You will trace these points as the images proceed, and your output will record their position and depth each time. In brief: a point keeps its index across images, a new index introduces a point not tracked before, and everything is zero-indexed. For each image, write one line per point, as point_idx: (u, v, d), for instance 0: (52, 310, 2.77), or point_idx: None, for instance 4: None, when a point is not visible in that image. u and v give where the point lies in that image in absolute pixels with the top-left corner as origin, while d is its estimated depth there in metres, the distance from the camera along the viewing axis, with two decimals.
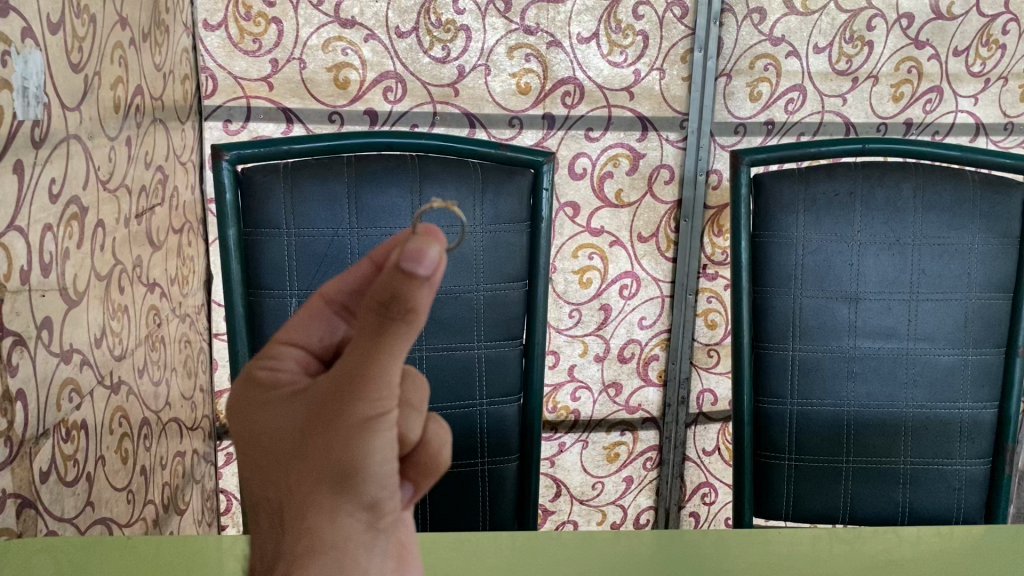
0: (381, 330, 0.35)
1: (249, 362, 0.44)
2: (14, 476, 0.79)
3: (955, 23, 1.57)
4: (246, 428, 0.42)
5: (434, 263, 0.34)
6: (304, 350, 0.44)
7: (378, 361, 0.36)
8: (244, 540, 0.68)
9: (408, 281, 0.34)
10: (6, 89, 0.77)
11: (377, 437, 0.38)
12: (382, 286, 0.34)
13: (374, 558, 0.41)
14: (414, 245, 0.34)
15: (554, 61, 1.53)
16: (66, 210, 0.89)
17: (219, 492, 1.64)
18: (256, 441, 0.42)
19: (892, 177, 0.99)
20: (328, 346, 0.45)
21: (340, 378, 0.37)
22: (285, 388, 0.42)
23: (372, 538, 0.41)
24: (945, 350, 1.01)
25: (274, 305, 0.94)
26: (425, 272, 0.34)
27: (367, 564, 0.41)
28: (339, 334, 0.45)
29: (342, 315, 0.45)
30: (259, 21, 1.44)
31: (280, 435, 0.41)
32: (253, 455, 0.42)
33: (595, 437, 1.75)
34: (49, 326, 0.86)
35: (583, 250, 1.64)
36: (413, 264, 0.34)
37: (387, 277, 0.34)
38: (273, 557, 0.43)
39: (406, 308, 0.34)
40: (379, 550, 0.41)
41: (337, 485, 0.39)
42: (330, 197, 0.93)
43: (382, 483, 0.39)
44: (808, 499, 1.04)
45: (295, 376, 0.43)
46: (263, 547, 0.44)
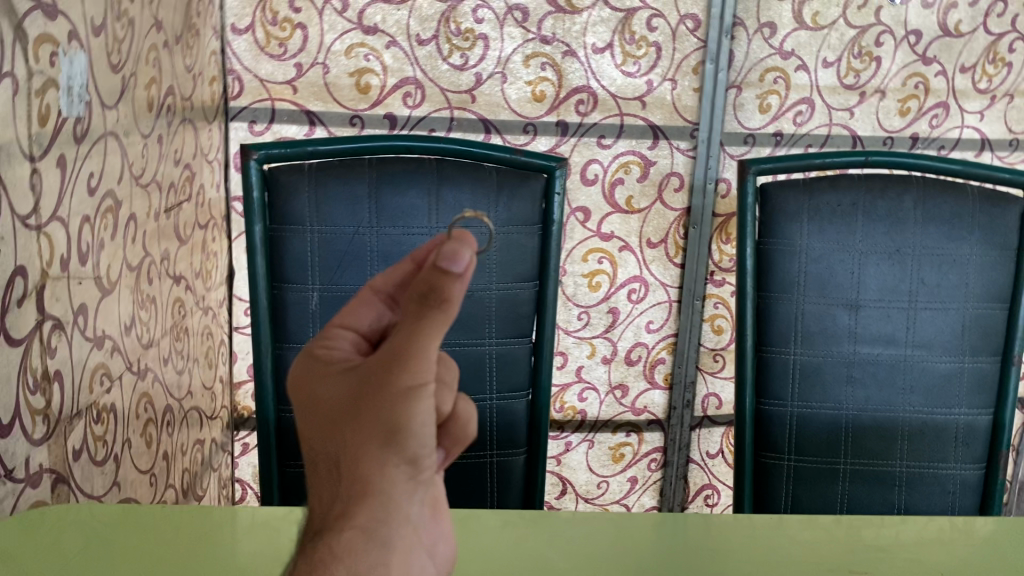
0: (422, 316, 0.43)
1: (310, 342, 0.51)
2: (50, 452, 0.84)
3: (963, 41, 1.61)
4: (306, 397, 0.49)
5: (466, 263, 0.41)
6: (355, 333, 0.52)
7: (419, 342, 0.44)
8: (257, 516, 0.71)
9: (443, 276, 0.41)
10: (53, 88, 0.81)
11: (419, 404, 0.45)
12: (421, 281, 0.42)
13: (414, 506, 0.48)
14: (451, 248, 0.41)
15: (569, 71, 1.57)
16: (102, 203, 0.94)
17: (234, 481, 1.68)
18: (312, 407, 0.49)
19: (894, 189, 1.03)
20: (375, 329, 0.52)
21: (389, 355, 0.45)
22: (339, 363, 0.49)
23: (413, 488, 0.48)
24: (943, 357, 1.05)
25: (296, 298, 0.99)
26: (458, 270, 0.41)
27: (408, 509, 0.48)
28: (385, 320, 0.52)
29: (388, 305, 0.52)
30: (285, 26, 1.49)
31: (333, 402, 0.48)
32: (309, 420, 0.49)
33: (601, 437, 1.79)
34: (85, 312, 0.91)
35: (593, 253, 1.68)
36: (449, 262, 0.41)
37: (426, 274, 0.41)
38: (327, 503, 0.48)
39: (441, 299, 0.42)
40: (417, 499, 0.48)
41: (385, 441, 0.46)
42: (352, 197, 0.97)
43: (423, 442, 0.46)
44: (807, 499, 1.07)
45: (348, 355, 0.51)
46: (319, 494, 0.49)
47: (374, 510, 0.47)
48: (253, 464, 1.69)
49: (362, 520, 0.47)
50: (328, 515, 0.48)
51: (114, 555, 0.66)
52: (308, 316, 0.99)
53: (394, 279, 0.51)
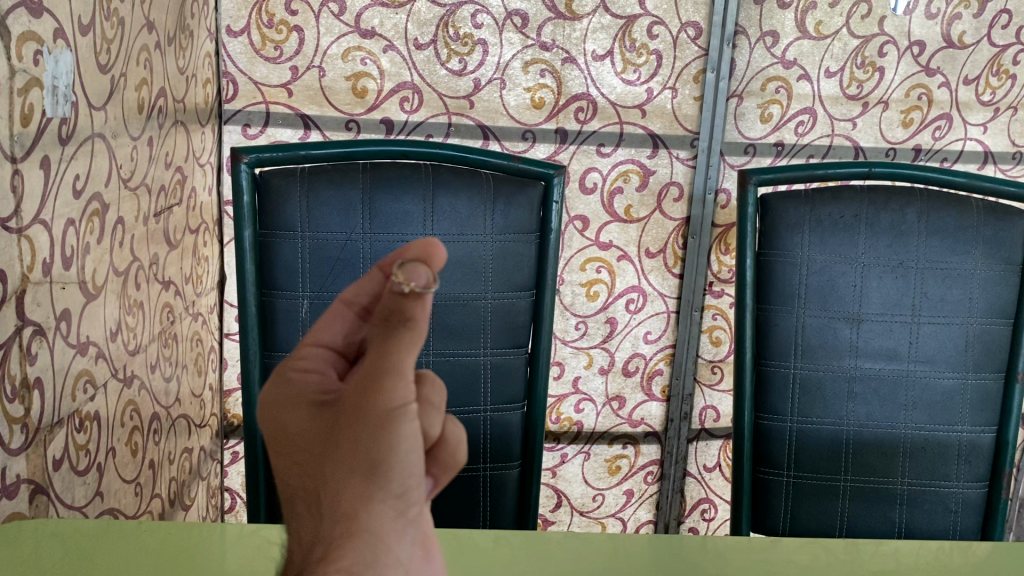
0: (390, 337, 0.39)
1: (282, 364, 0.47)
2: (28, 462, 0.81)
3: (966, 52, 1.59)
4: (279, 427, 0.45)
5: (426, 281, 0.38)
6: (330, 350, 0.47)
7: (394, 361, 0.40)
8: (249, 531, 0.69)
9: (404, 296, 0.38)
10: (38, 87, 0.79)
11: (402, 426, 0.42)
12: (383, 303, 0.39)
13: (404, 548, 0.44)
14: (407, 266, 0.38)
15: (568, 78, 1.55)
16: (88, 206, 0.92)
17: (223, 490, 1.66)
18: (288, 438, 0.45)
19: (898, 201, 1.01)
20: (349, 343, 0.48)
21: (363, 380, 0.41)
22: (314, 391, 0.45)
23: (404, 527, 0.44)
24: (945, 374, 1.03)
25: (285, 306, 0.96)
26: (419, 289, 0.38)
27: (398, 551, 0.44)
28: (360, 334, 0.47)
29: (360, 317, 0.46)
30: (281, 29, 1.47)
31: (311, 430, 0.44)
32: (286, 453, 0.45)
33: (597, 449, 1.76)
34: (68, 318, 0.88)
35: (591, 263, 1.66)
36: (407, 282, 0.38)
37: (388, 294, 0.38)
38: (308, 545, 0.45)
39: (405, 319, 0.38)
40: (408, 539, 0.44)
41: (371, 470, 0.42)
42: (344, 203, 0.95)
43: (409, 470, 0.43)
44: (806, 517, 1.05)
45: (323, 377, 0.46)
46: (300, 533, 0.45)
47: (361, 551, 0.43)
48: (243, 473, 1.66)
49: (348, 562, 0.43)
50: (310, 558, 0.44)
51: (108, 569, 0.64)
52: (298, 325, 0.97)
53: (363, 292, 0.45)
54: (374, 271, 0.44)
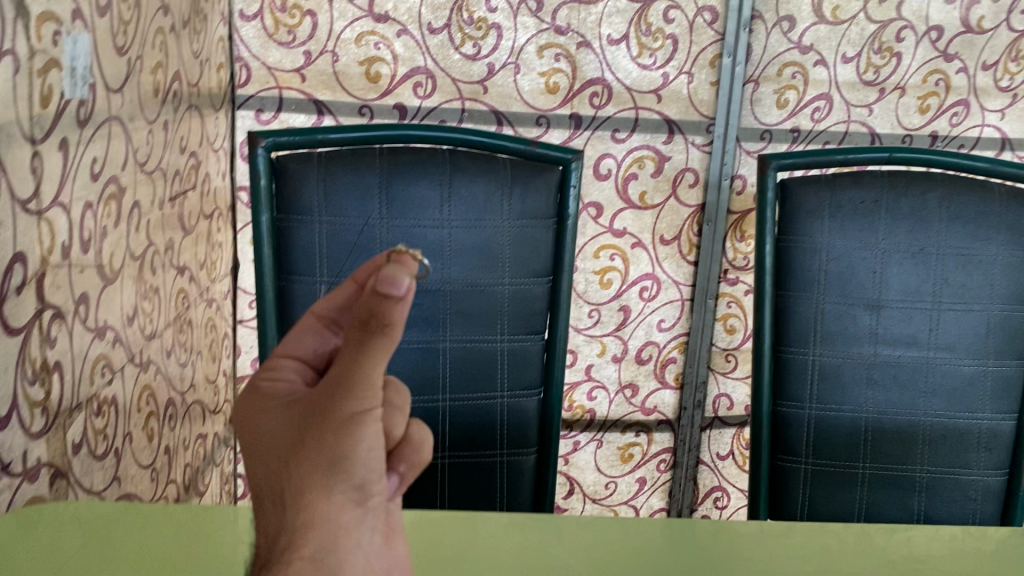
0: (364, 342, 0.44)
1: (255, 373, 0.53)
2: (49, 446, 0.81)
3: (985, 38, 1.58)
4: (251, 428, 0.50)
5: (406, 287, 0.42)
6: (300, 361, 0.54)
7: (362, 369, 0.45)
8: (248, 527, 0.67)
9: (384, 300, 0.42)
10: (56, 68, 0.79)
11: (364, 427, 0.46)
12: (364, 306, 0.43)
13: (364, 533, 0.48)
14: (389, 273, 0.42)
15: (584, 62, 1.54)
16: (106, 189, 0.91)
17: (236, 477, 1.66)
18: (257, 440, 0.50)
19: (918, 186, 1.00)
20: (319, 356, 0.55)
21: (333, 382, 0.46)
22: (283, 395, 0.51)
23: (362, 515, 0.48)
24: (965, 360, 1.02)
25: (304, 292, 0.96)
26: (399, 294, 0.42)
27: (358, 535, 0.48)
28: (329, 344, 0.55)
29: (332, 329, 0.55)
30: (294, 13, 1.46)
31: (277, 431, 0.49)
32: (254, 451, 0.50)
33: (609, 436, 1.76)
34: (86, 302, 0.88)
35: (605, 250, 1.65)
36: (389, 287, 0.42)
37: (367, 298, 0.43)
38: (272, 536, 0.48)
39: (383, 323, 0.43)
40: (368, 526, 0.48)
41: (332, 468, 0.46)
42: (362, 187, 0.94)
43: (369, 466, 0.47)
44: (824, 504, 1.05)
45: (292, 385, 0.53)
46: (265, 527, 0.49)
47: (324, 537, 0.46)
48: None
49: (310, 550, 0.46)
50: (274, 548, 0.47)
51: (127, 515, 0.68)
52: None
53: (335, 303, 0.55)
54: (348, 282, 0.54)
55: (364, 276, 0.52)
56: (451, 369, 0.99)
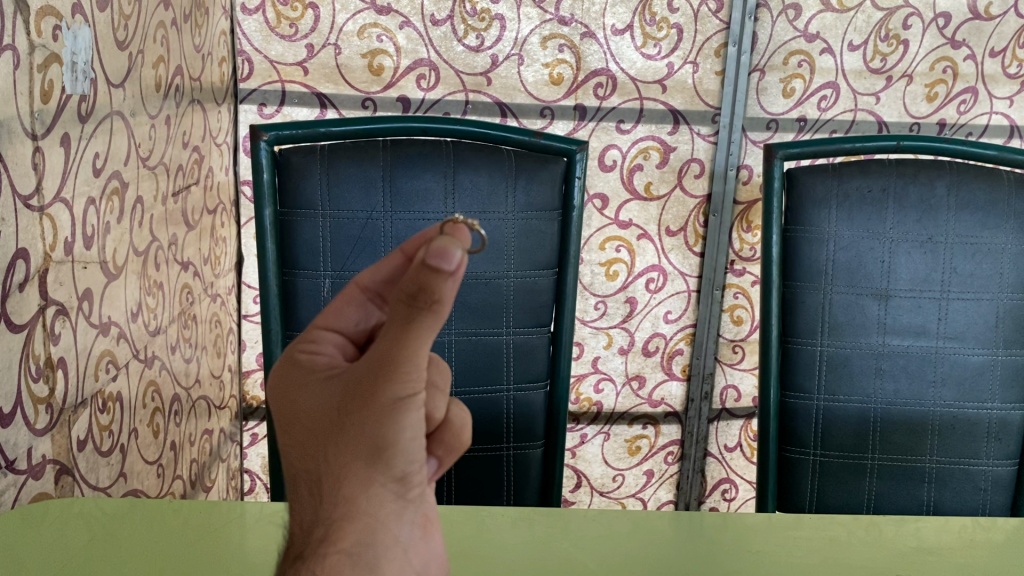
0: (410, 320, 0.39)
1: (290, 345, 0.48)
2: (54, 443, 0.81)
3: (993, 24, 1.56)
4: (287, 406, 0.45)
5: (457, 261, 0.37)
6: (341, 335, 0.49)
7: (408, 348, 0.40)
8: (272, 520, 0.67)
9: (434, 276, 0.37)
10: (57, 63, 0.78)
11: (407, 415, 0.42)
12: (410, 281, 0.38)
13: (403, 527, 0.45)
14: (440, 244, 0.37)
15: (588, 52, 1.53)
16: (108, 185, 0.91)
17: (243, 472, 1.66)
18: (294, 417, 0.45)
19: (927, 173, 0.99)
20: (362, 330, 0.49)
21: (375, 364, 0.41)
22: (322, 370, 0.46)
23: (401, 509, 0.45)
24: (975, 350, 1.00)
25: (308, 286, 0.95)
26: (450, 269, 0.37)
27: (397, 531, 0.45)
28: (372, 319, 0.49)
29: (376, 303, 0.49)
30: (296, 6, 1.46)
31: (313, 407, 0.44)
32: (291, 429, 0.45)
33: (617, 429, 1.76)
34: (90, 298, 0.87)
35: (611, 242, 1.64)
36: (439, 260, 0.37)
37: (414, 273, 0.37)
38: (308, 527, 0.45)
39: (432, 299, 0.38)
40: (407, 520, 0.45)
41: (372, 456, 0.43)
42: (365, 180, 0.94)
43: (409, 456, 0.43)
44: (832, 495, 1.04)
45: (331, 360, 0.47)
46: (301, 516, 0.46)
47: (360, 531, 0.44)
48: (263, 454, 1.66)
49: (347, 543, 0.44)
50: (310, 539, 0.45)
51: (137, 508, 0.68)
52: (320, 303, 0.96)
53: (380, 275, 0.48)
54: (397, 253, 0.47)
55: (415, 246, 0.46)
56: (455, 362, 0.98)
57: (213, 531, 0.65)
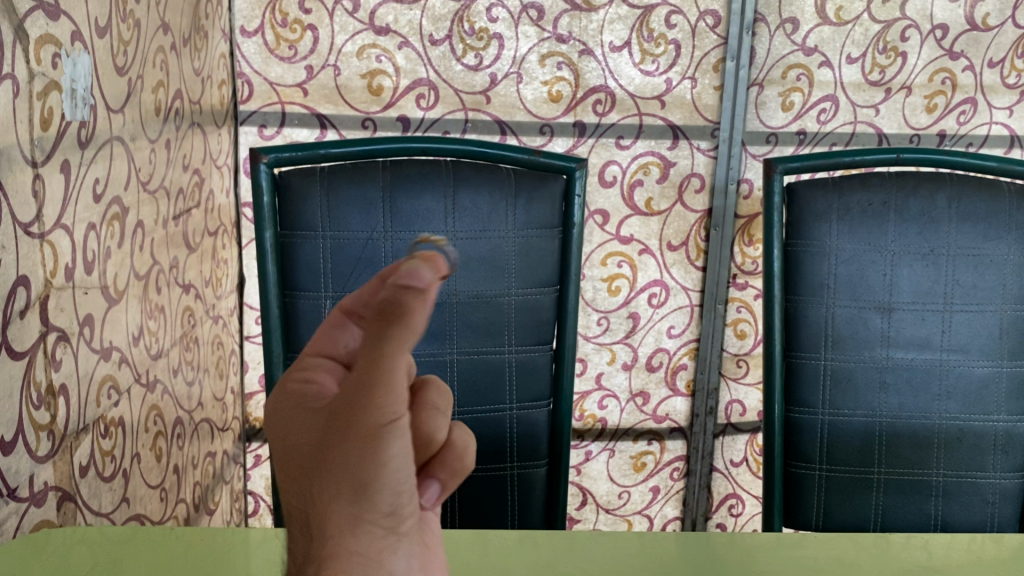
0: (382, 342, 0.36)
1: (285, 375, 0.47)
2: (55, 470, 0.81)
3: (991, 34, 1.56)
4: (279, 439, 0.45)
5: (430, 281, 0.33)
6: (334, 360, 0.48)
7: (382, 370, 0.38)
8: (272, 542, 0.67)
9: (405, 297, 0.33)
10: (56, 90, 0.79)
11: (390, 444, 0.41)
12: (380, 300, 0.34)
13: (399, 562, 0.43)
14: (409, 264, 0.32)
15: (586, 70, 1.54)
16: (108, 210, 0.91)
17: (247, 494, 1.65)
18: (286, 450, 0.45)
19: (927, 186, 0.98)
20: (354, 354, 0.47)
21: (354, 391, 0.40)
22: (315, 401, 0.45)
23: (394, 544, 0.43)
24: (979, 362, 1.00)
25: (308, 307, 0.95)
26: (422, 288, 0.33)
27: (392, 565, 0.43)
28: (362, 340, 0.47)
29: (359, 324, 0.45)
30: (295, 28, 1.46)
31: (298, 437, 0.44)
32: (284, 463, 0.45)
33: (622, 445, 1.75)
34: (91, 323, 0.87)
35: (612, 257, 1.64)
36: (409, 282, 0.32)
37: (385, 294, 0.33)
38: (300, 565, 0.44)
39: (405, 321, 0.34)
40: (402, 554, 0.44)
41: (354, 491, 0.42)
42: (365, 201, 0.94)
43: (395, 487, 0.42)
44: (839, 511, 1.03)
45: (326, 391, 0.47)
46: (294, 553, 0.45)
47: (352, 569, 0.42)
48: (266, 476, 1.66)
49: None
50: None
51: (136, 533, 0.68)
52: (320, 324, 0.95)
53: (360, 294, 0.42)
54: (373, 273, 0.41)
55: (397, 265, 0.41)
56: (457, 381, 0.98)
57: (212, 553, 0.65)
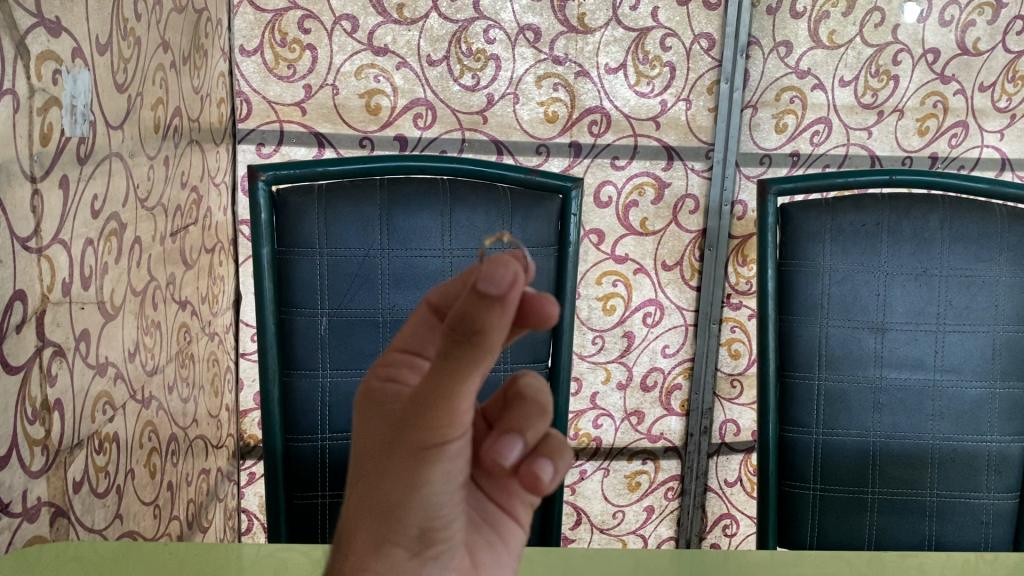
0: (450, 355, 0.36)
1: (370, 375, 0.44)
2: (49, 485, 0.81)
3: (981, 59, 1.58)
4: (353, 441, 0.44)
5: (507, 284, 0.34)
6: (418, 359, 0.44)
7: (447, 395, 0.38)
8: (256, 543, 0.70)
9: (481, 306, 0.34)
10: (57, 106, 0.79)
11: (435, 466, 0.41)
12: (457, 313, 0.35)
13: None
14: (487, 268, 0.34)
15: (582, 91, 1.55)
16: (106, 226, 0.92)
17: (240, 512, 1.65)
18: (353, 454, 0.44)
19: (920, 209, 0.99)
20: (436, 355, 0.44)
21: (416, 407, 0.39)
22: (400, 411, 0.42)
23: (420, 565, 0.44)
24: (971, 383, 1.00)
25: (305, 324, 0.95)
26: (497, 295, 0.34)
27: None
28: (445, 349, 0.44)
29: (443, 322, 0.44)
30: (294, 47, 1.48)
31: (361, 439, 0.44)
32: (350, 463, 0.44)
33: (616, 465, 1.75)
34: (87, 338, 0.88)
35: (607, 276, 1.65)
36: (487, 286, 0.34)
37: (463, 303, 0.34)
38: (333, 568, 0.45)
39: (472, 334, 0.35)
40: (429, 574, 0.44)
41: (390, 514, 0.42)
42: (364, 219, 0.94)
43: (429, 511, 0.43)
44: (834, 531, 1.03)
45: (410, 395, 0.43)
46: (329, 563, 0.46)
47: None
48: (260, 494, 1.65)
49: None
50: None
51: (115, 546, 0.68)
52: (318, 341, 0.96)
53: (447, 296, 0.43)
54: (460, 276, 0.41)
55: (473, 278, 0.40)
56: None
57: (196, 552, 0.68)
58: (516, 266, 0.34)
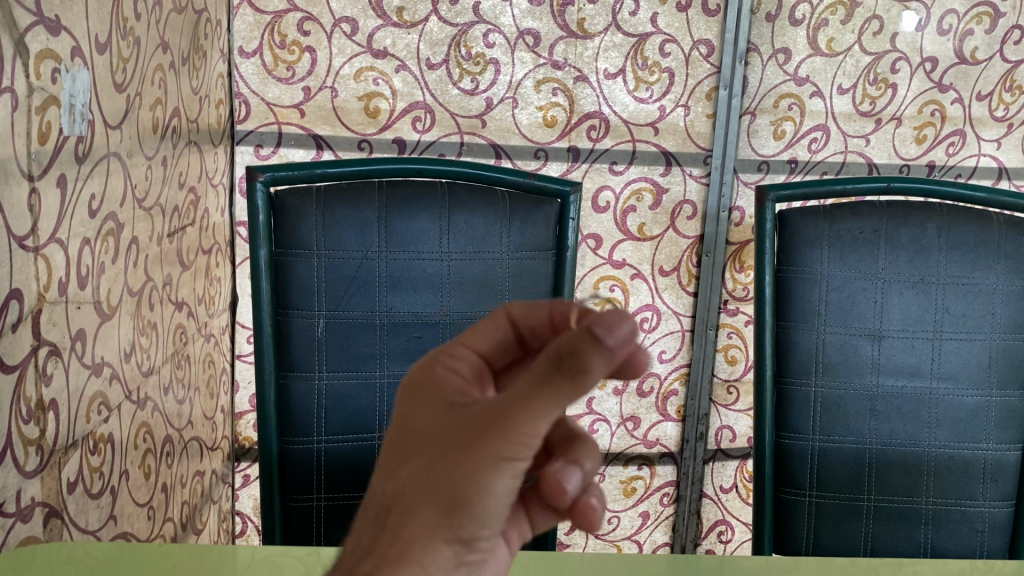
0: (551, 375, 0.36)
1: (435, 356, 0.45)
2: (43, 485, 0.80)
3: (979, 68, 1.58)
4: (405, 419, 0.43)
5: (622, 337, 0.36)
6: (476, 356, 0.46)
7: (531, 410, 0.38)
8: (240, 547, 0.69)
9: (592, 342, 0.35)
10: (55, 105, 0.79)
11: (499, 479, 0.40)
12: (564, 341, 0.35)
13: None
14: (611, 317, 0.36)
15: (581, 96, 1.55)
16: (103, 226, 0.91)
17: (235, 514, 1.64)
18: (402, 435, 0.43)
19: (917, 216, 0.99)
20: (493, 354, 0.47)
21: (497, 414, 0.39)
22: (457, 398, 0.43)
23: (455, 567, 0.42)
24: (968, 392, 1.00)
25: (302, 326, 0.95)
26: (609, 343, 0.35)
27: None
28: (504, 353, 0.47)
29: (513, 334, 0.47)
30: (293, 49, 1.47)
31: (420, 423, 0.42)
32: (397, 442, 0.43)
33: (611, 470, 1.74)
34: (83, 338, 0.87)
35: (604, 281, 1.66)
36: (603, 331, 0.35)
37: (574, 334, 0.35)
38: (363, 551, 0.42)
39: (577, 367, 0.35)
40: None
41: (442, 513, 0.40)
42: (363, 222, 0.94)
43: (482, 518, 0.41)
44: (829, 538, 1.03)
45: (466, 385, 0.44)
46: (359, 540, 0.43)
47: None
48: (254, 496, 1.65)
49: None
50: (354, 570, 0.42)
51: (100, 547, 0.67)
52: (314, 343, 0.95)
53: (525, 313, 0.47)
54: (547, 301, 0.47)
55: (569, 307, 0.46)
56: None
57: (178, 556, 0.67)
58: (633, 322, 0.36)
